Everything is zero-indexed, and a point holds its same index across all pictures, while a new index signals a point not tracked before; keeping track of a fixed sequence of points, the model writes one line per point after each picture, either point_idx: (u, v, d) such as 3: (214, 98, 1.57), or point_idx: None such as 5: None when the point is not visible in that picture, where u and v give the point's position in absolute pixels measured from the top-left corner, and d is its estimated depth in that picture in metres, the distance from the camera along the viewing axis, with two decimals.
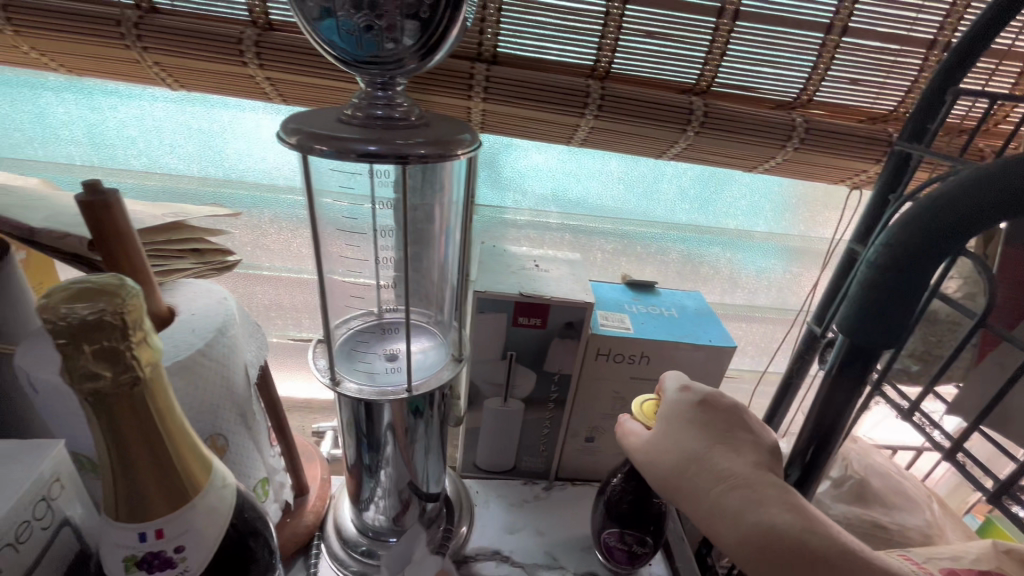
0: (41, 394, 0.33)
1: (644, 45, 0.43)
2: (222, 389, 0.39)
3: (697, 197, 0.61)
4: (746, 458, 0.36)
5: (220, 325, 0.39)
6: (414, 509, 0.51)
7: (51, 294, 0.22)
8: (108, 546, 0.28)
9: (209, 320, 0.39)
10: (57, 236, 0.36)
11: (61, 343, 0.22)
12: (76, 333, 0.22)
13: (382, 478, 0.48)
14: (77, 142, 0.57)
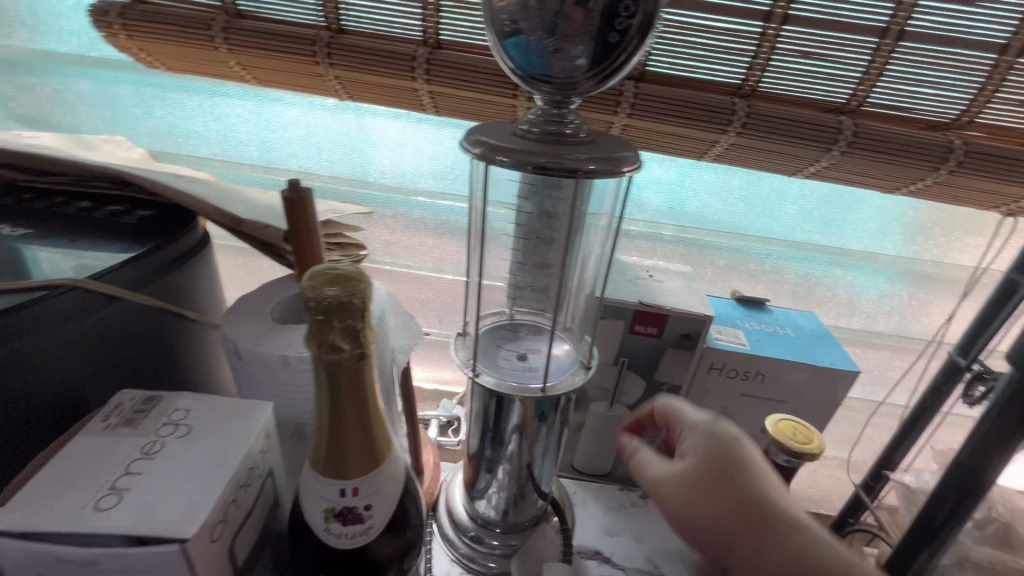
0: (245, 361, 0.38)
1: (797, 64, 0.43)
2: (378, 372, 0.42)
3: (821, 216, 0.60)
4: (725, 492, 0.35)
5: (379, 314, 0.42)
6: (525, 507, 0.52)
7: (313, 279, 0.26)
8: (311, 497, 0.32)
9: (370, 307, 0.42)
10: (259, 227, 0.42)
11: (318, 320, 0.26)
12: (333, 313, 0.26)
13: (501, 471, 0.51)
14: (249, 150, 0.65)
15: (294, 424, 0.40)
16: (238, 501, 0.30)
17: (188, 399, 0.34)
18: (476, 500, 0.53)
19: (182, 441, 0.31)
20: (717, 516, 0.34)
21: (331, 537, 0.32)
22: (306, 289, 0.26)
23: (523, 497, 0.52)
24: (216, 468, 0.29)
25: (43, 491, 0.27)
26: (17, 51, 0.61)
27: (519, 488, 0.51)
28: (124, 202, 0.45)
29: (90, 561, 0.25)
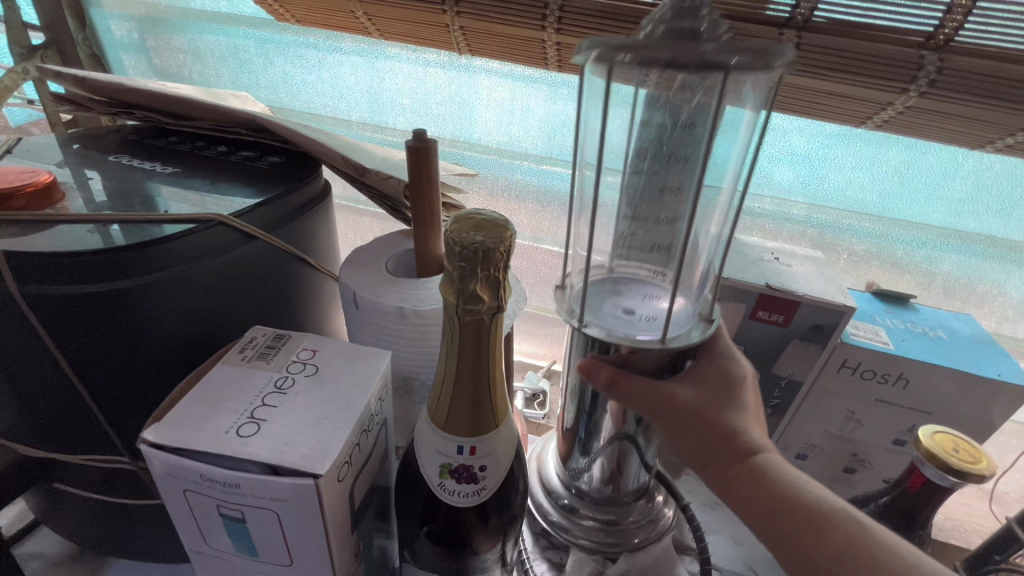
0: (361, 310, 0.38)
1: (1013, 7, 0.35)
2: None
3: (997, 201, 0.50)
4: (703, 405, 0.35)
5: None
6: (629, 480, 0.43)
7: (458, 222, 0.25)
8: (427, 451, 0.32)
9: None
10: (381, 177, 0.41)
11: (461, 267, 0.25)
12: (476, 260, 0.24)
13: (598, 440, 0.42)
14: (359, 107, 0.66)
15: (403, 377, 0.40)
16: (360, 445, 0.30)
17: (313, 340, 0.34)
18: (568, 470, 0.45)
19: (310, 380, 0.31)
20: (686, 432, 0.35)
21: (446, 493, 0.32)
22: (451, 233, 0.24)
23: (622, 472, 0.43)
24: (343, 410, 0.29)
25: (192, 411, 0.28)
26: (161, 7, 0.66)
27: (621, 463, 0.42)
28: (255, 149, 0.46)
29: (232, 484, 0.26)
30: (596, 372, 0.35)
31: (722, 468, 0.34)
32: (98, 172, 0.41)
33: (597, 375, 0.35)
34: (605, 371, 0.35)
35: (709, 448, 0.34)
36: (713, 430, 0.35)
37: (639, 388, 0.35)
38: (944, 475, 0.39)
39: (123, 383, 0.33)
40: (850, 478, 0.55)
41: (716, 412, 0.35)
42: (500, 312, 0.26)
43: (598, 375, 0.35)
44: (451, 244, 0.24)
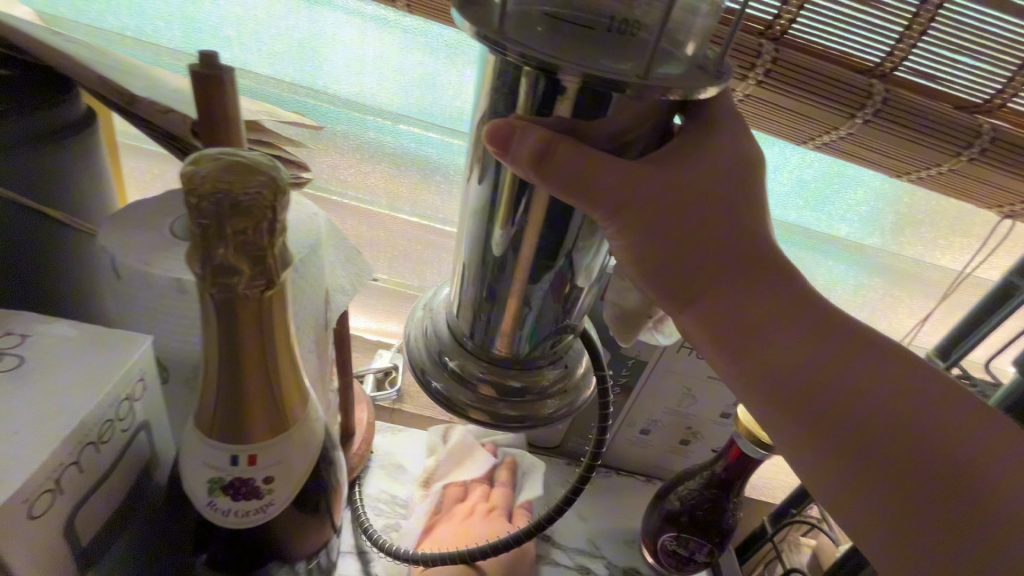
0: (124, 281, 0.29)
1: (836, 8, 0.38)
2: (304, 316, 0.33)
3: (815, 195, 0.56)
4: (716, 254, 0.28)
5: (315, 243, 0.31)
6: (538, 396, 0.29)
7: (196, 165, 0.18)
8: (191, 464, 0.25)
9: (301, 233, 0.31)
10: (155, 109, 0.32)
11: (202, 223, 0.18)
12: (220, 218, 0.18)
13: (504, 320, 0.27)
14: (170, 31, 0.52)
15: (188, 367, 0.32)
16: (85, 463, 0.22)
17: (27, 322, 0.25)
18: (462, 316, 0.29)
19: (8, 376, 0.22)
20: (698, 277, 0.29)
21: (217, 514, 0.25)
22: (185, 180, 0.18)
23: (541, 364, 0.29)
24: (48, 420, 0.21)
25: None
26: None
27: (542, 351, 0.29)
28: None
29: None
30: (516, 142, 0.21)
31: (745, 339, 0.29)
32: None
33: (517, 150, 0.21)
34: (535, 137, 0.21)
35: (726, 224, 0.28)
36: (719, 268, 0.28)
37: (582, 163, 0.21)
38: (755, 447, 0.42)
39: None
40: (684, 450, 0.59)
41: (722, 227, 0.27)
42: (267, 289, 0.20)
43: (519, 146, 0.21)
44: (188, 193, 0.18)
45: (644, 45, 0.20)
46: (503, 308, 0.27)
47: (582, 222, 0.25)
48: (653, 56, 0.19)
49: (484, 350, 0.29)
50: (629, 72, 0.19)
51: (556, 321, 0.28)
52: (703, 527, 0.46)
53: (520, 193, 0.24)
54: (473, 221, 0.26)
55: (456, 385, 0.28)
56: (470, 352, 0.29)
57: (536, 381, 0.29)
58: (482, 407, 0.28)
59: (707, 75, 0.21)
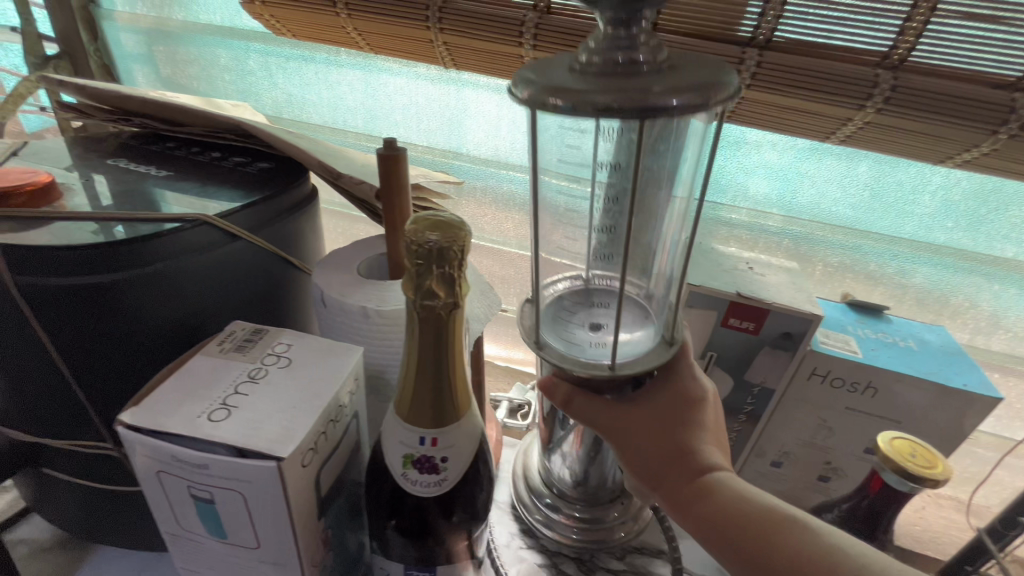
0: (328, 308, 0.40)
1: (958, 30, 0.38)
2: None
3: (966, 214, 0.52)
4: (669, 450, 0.36)
5: None
6: (604, 514, 0.50)
7: (416, 222, 0.26)
8: (390, 442, 0.33)
9: None
10: (356, 182, 0.44)
11: (417, 264, 0.26)
12: (431, 257, 0.26)
13: (577, 462, 0.48)
14: (356, 119, 0.70)
15: (377, 375, 0.42)
16: (328, 433, 0.32)
17: (289, 335, 0.36)
18: (554, 466, 0.50)
19: (282, 371, 0.33)
20: (652, 460, 0.36)
21: (409, 483, 0.33)
22: (407, 233, 0.26)
23: (609, 506, 0.51)
24: (310, 400, 0.31)
25: (169, 398, 0.30)
26: (176, 25, 0.72)
27: (605, 491, 0.50)
28: (246, 154, 0.49)
29: (201, 465, 0.28)
30: (554, 388, 0.39)
31: (690, 512, 0.33)
32: (95, 173, 0.43)
33: (555, 393, 0.38)
34: (563, 390, 0.38)
35: (675, 434, 0.36)
36: (667, 457, 0.36)
37: (594, 403, 0.38)
38: (903, 481, 0.39)
39: (113, 372, 0.35)
40: (824, 487, 0.56)
41: (681, 438, 0.36)
42: (458, 307, 0.28)
43: (556, 391, 0.39)
44: (410, 242, 0.26)
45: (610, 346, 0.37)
46: (575, 446, 0.47)
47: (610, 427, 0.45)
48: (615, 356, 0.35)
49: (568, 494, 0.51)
50: (603, 365, 0.36)
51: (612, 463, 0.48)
52: None
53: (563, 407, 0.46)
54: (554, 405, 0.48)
55: (551, 509, 0.51)
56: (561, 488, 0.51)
57: (604, 515, 0.50)
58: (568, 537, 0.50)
59: (656, 351, 0.38)
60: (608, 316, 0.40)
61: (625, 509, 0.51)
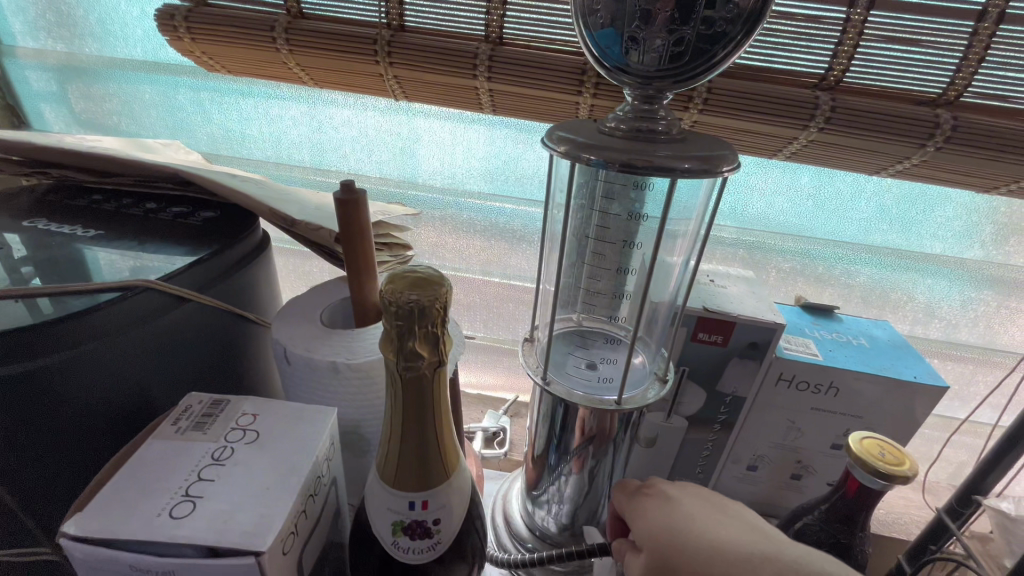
0: (292, 366, 0.38)
1: (885, 51, 0.40)
2: None
3: (899, 216, 0.56)
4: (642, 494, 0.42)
5: None
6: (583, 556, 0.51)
7: (392, 281, 0.25)
8: (377, 510, 0.31)
9: None
10: (314, 228, 0.42)
11: (397, 324, 0.25)
12: (411, 317, 0.24)
13: (561, 498, 0.50)
14: (302, 152, 0.67)
15: (353, 430, 0.40)
16: (307, 511, 0.29)
17: (254, 404, 0.33)
18: (537, 506, 0.52)
19: (250, 447, 0.30)
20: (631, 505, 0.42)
21: (401, 552, 0.31)
22: (385, 292, 0.25)
23: None
24: (285, 478, 0.28)
25: (120, 496, 0.26)
26: (92, 61, 0.66)
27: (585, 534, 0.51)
28: (185, 204, 0.45)
29: (167, 572, 0.25)
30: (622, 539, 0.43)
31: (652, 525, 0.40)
32: (9, 237, 0.38)
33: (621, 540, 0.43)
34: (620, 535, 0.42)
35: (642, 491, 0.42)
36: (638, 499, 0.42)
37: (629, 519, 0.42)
38: (873, 479, 0.41)
39: (46, 469, 0.31)
40: (797, 484, 0.58)
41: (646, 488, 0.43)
42: (441, 364, 0.27)
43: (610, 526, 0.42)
44: (386, 302, 0.24)
45: (616, 391, 0.42)
46: (560, 484, 0.49)
47: (593, 467, 0.48)
48: (622, 393, 0.41)
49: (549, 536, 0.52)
50: (610, 402, 0.41)
51: (594, 501, 0.50)
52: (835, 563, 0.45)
53: (552, 450, 0.49)
54: (539, 444, 0.49)
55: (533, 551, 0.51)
56: (544, 529, 0.52)
57: (584, 556, 0.51)
58: None
59: (657, 384, 0.44)
60: (602, 355, 0.44)
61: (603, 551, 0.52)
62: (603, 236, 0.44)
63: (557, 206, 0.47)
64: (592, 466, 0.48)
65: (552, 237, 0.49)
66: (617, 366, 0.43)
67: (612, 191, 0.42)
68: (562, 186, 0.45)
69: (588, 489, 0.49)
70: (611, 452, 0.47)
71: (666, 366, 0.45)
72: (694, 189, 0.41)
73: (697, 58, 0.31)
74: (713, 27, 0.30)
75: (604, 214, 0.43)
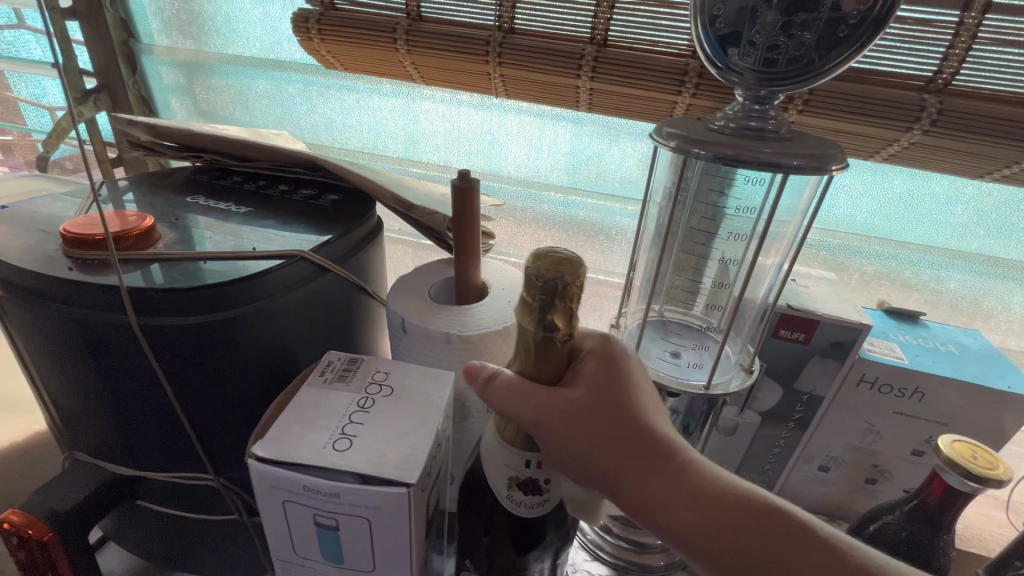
0: (409, 335, 0.42)
1: (1000, 55, 0.40)
2: None
3: (998, 222, 0.54)
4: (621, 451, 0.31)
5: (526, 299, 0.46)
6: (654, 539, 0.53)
7: (540, 261, 0.28)
8: (492, 466, 0.35)
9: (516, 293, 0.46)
10: (429, 213, 0.46)
11: (539, 297, 0.29)
12: (553, 293, 0.28)
13: None
14: (396, 143, 0.72)
15: (457, 397, 0.43)
16: (435, 456, 0.33)
17: (385, 363, 0.38)
18: None
19: (388, 399, 0.34)
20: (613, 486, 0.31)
21: (516, 506, 0.35)
22: (532, 268, 0.28)
23: None
24: (423, 426, 0.32)
25: (290, 429, 0.31)
26: (217, 58, 0.74)
27: None
28: (312, 187, 0.51)
29: (332, 494, 0.29)
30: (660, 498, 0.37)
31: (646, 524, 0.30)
32: (174, 210, 0.45)
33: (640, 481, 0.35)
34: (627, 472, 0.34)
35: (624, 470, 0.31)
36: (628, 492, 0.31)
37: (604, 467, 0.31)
38: (965, 482, 0.41)
39: (217, 406, 0.36)
40: (871, 489, 0.58)
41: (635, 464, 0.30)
42: (568, 339, 0.31)
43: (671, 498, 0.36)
44: (533, 281, 0.28)
45: (704, 377, 0.44)
46: None
47: None
48: (711, 382, 0.43)
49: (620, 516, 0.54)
50: (699, 388, 0.43)
51: None
52: (914, 560, 0.45)
53: None
54: None
55: (604, 530, 0.54)
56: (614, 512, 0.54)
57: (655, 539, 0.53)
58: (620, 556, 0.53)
59: (743, 375, 0.45)
60: (686, 344, 0.47)
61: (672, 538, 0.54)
62: (697, 229, 0.46)
63: (650, 203, 0.50)
64: None
65: (644, 230, 0.51)
66: (708, 354, 0.46)
67: (712, 187, 0.44)
68: (658, 183, 0.48)
69: None
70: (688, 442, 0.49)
71: (753, 358, 0.46)
72: (796, 190, 0.43)
73: (813, 62, 0.33)
74: (835, 32, 0.32)
75: (702, 206, 0.45)
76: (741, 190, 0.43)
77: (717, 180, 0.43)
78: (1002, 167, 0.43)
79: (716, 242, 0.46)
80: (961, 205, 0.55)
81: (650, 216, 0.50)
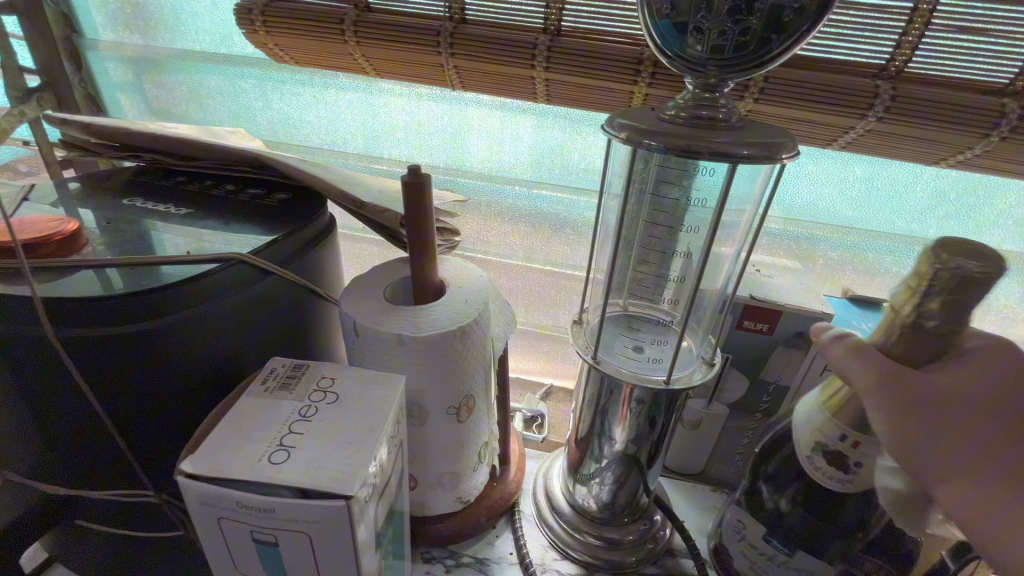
0: (361, 337, 0.40)
1: (953, 41, 0.40)
2: (479, 355, 0.44)
3: (957, 206, 0.55)
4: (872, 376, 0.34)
5: (483, 297, 0.45)
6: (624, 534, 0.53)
7: (949, 247, 0.30)
8: (807, 429, 0.45)
9: (473, 292, 0.45)
10: (381, 211, 0.44)
11: (940, 289, 0.31)
12: (956, 283, 0.30)
13: (603, 479, 0.52)
14: (356, 139, 0.70)
15: (413, 399, 0.42)
16: (382, 465, 0.32)
17: (331, 368, 0.36)
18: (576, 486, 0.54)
19: (332, 407, 0.33)
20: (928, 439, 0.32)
21: (821, 473, 0.44)
22: (941, 256, 0.30)
23: (629, 524, 0.54)
24: (366, 433, 0.31)
25: (224, 441, 0.29)
26: (166, 52, 0.70)
27: (624, 514, 0.53)
28: (260, 186, 0.49)
29: (267, 509, 0.28)
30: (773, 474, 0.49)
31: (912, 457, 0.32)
32: (109, 213, 0.42)
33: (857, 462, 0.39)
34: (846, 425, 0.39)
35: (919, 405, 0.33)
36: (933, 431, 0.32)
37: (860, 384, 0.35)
38: None
39: (153, 418, 0.34)
40: None
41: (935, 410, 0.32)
42: (953, 335, 0.33)
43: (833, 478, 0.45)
44: (939, 264, 0.30)
45: (665, 372, 0.43)
46: (605, 466, 0.51)
47: (637, 449, 0.49)
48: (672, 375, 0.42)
49: (589, 512, 0.54)
50: (660, 383, 0.42)
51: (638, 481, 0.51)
52: (878, 544, 0.45)
53: (595, 434, 0.50)
54: (583, 423, 0.51)
55: (572, 528, 0.53)
56: (583, 509, 0.54)
57: (624, 536, 0.53)
58: (589, 554, 0.52)
59: (706, 367, 0.45)
60: (648, 338, 0.46)
61: (642, 533, 0.53)
62: (655, 222, 0.45)
63: (609, 195, 0.49)
64: (635, 448, 0.49)
65: (604, 223, 0.51)
66: (670, 347, 0.45)
67: (668, 177, 0.43)
68: (615, 174, 0.47)
69: (630, 470, 0.51)
70: (654, 436, 0.48)
71: (715, 351, 0.46)
72: (751, 178, 0.42)
73: (758, 49, 0.32)
74: (781, 17, 0.31)
75: (659, 197, 0.44)
76: (698, 180, 0.42)
77: (673, 170, 0.43)
78: (956, 152, 0.43)
79: (675, 234, 0.45)
80: (920, 190, 0.55)
81: (608, 208, 0.49)
